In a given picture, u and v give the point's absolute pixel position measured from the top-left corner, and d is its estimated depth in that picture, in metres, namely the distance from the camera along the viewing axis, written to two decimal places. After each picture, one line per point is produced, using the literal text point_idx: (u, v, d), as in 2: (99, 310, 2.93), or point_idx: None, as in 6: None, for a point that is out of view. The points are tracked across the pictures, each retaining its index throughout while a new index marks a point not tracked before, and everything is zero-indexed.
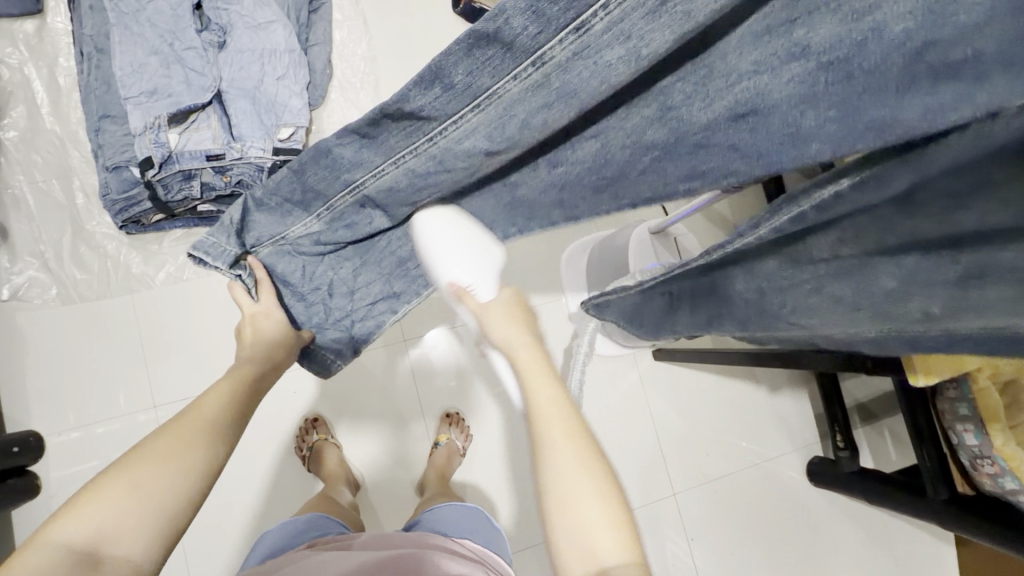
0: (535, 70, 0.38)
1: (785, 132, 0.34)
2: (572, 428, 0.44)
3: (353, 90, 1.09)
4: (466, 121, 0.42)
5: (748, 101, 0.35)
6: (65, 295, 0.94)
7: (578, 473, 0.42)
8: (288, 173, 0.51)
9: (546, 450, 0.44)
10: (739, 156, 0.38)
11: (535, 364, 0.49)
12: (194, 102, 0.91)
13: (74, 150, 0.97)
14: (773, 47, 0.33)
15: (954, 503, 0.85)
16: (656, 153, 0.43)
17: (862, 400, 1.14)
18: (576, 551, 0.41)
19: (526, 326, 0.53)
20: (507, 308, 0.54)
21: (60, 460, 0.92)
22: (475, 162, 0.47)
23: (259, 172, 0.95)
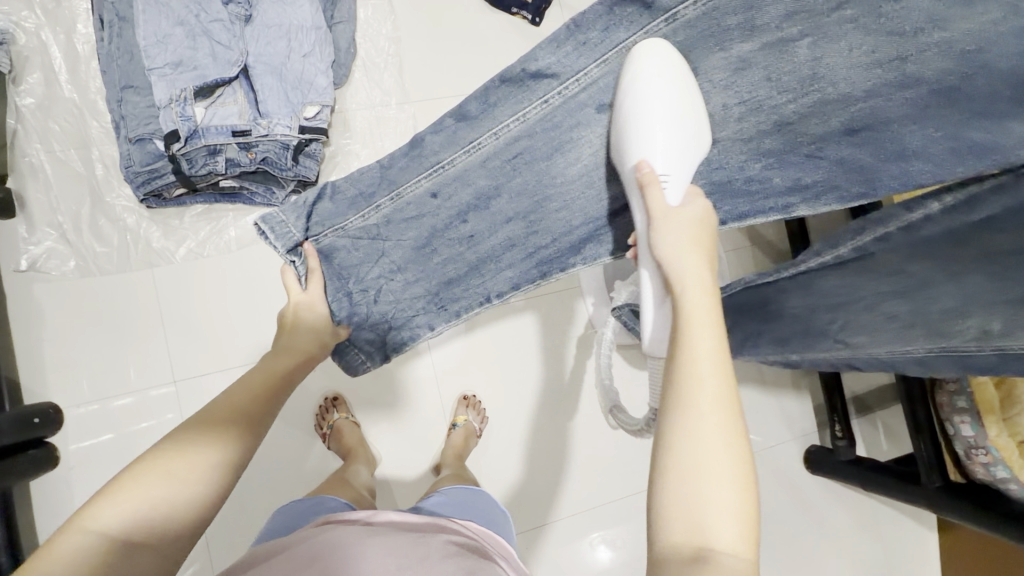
0: (666, 25, 0.57)
1: (892, 150, 0.53)
2: (717, 369, 0.44)
3: (378, 71, 1.08)
4: (592, 73, 0.60)
5: (863, 118, 0.53)
6: (84, 267, 0.93)
7: (715, 424, 0.42)
8: (376, 167, 0.64)
9: (684, 408, 0.43)
10: (842, 168, 0.58)
11: (699, 308, 0.48)
12: (221, 76, 0.90)
13: (93, 121, 0.95)
14: (883, 75, 0.50)
15: (947, 490, 0.90)
16: (769, 160, 0.62)
17: (859, 393, 1.19)
18: (685, 522, 0.40)
19: (707, 261, 0.52)
20: (692, 228, 0.54)
21: (78, 433, 0.92)
22: (586, 117, 0.63)
23: (285, 150, 0.94)
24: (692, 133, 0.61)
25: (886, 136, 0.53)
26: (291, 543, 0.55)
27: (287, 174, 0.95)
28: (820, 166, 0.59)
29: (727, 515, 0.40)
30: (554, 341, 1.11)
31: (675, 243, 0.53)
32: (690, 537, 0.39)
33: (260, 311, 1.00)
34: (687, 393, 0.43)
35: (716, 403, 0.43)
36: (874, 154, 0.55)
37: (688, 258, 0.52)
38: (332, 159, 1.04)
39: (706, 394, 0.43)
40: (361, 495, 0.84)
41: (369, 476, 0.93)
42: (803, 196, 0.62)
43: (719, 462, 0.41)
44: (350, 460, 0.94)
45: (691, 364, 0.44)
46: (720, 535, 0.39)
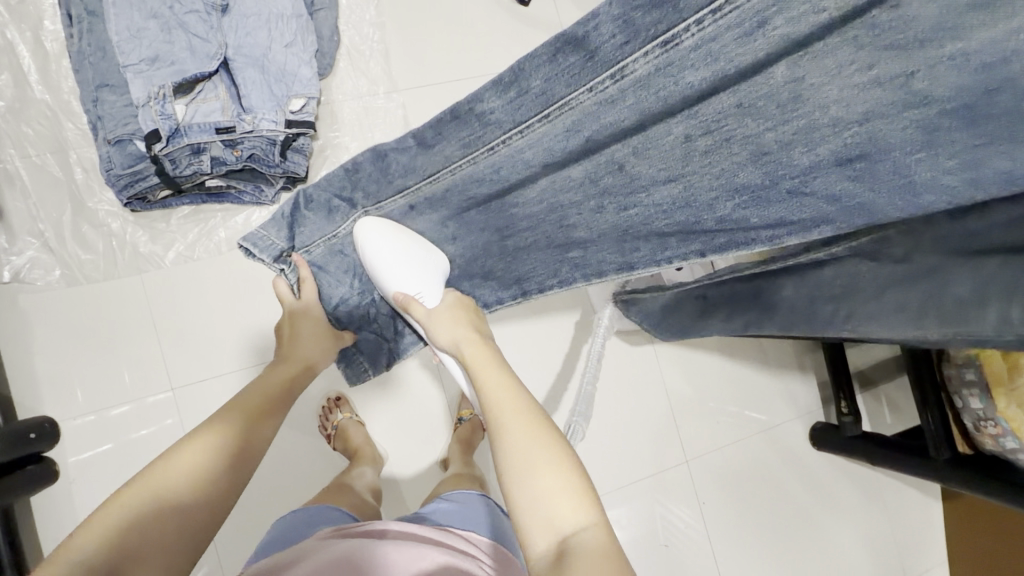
0: (614, 83, 0.42)
1: (895, 184, 0.37)
2: (514, 395, 0.55)
3: (364, 59, 1.04)
4: (533, 129, 0.49)
5: (859, 149, 0.36)
6: (69, 276, 0.90)
7: (525, 438, 0.50)
8: (341, 171, 0.61)
9: (499, 434, 0.52)
10: (838, 206, 0.41)
11: (480, 355, 0.61)
12: (200, 71, 0.86)
13: (69, 123, 0.91)
14: (888, 98, 0.33)
15: (956, 462, 0.90)
16: (742, 198, 0.46)
17: (863, 367, 1.19)
18: (540, 525, 0.46)
19: (469, 324, 0.65)
20: (452, 312, 0.66)
21: (78, 445, 0.90)
22: (535, 171, 0.53)
23: (272, 146, 0.90)
24: (424, 264, 0.65)
25: (889, 170, 0.36)
26: (304, 551, 0.52)
27: (275, 171, 0.92)
28: (806, 204, 0.43)
29: (559, 498, 0.47)
30: (555, 329, 1.10)
31: (448, 330, 0.64)
32: (547, 536, 0.45)
33: (258, 313, 0.97)
34: (495, 422, 0.53)
35: (521, 421, 0.52)
36: (880, 194, 0.38)
37: (459, 335, 0.63)
38: (320, 154, 1.01)
39: (508, 414, 0.53)
40: (362, 501, 0.81)
41: (374, 477, 0.91)
42: (793, 230, 0.46)
43: (538, 463, 0.49)
44: (356, 461, 0.92)
45: (491, 399, 0.55)
46: (559, 517, 0.46)
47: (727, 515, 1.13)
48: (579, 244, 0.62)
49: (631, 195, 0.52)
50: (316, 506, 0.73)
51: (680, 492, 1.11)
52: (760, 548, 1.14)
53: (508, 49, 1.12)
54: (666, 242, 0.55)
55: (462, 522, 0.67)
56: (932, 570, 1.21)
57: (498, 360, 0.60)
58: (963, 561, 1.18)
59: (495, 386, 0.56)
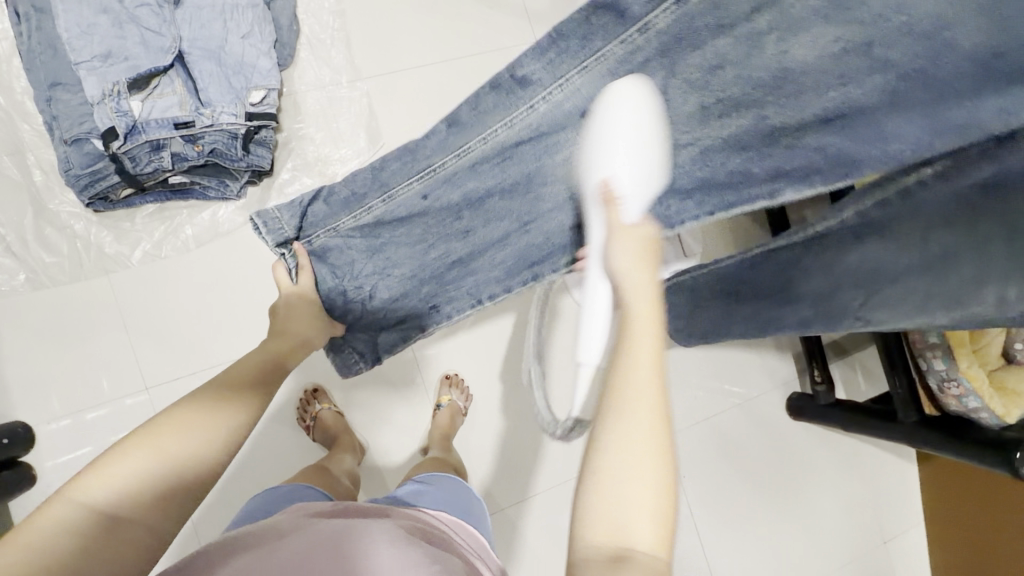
0: (641, 35, 0.52)
1: (872, 132, 0.45)
2: (653, 373, 0.42)
3: (325, 48, 1.03)
4: (573, 83, 0.56)
5: (837, 109, 0.46)
6: (35, 280, 0.90)
7: (642, 431, 0.40)
8: (367, 170, 0.63)
9: (624, 409, 0.40)
10: (822, 154, 0.49)
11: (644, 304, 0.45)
12: (155, 65, 0.85)
13: (24, 124, 0.90)
14: (855, 63, 0.44)
15: (923, 423, 0.93)
16: (748, 154, 0.53)
17: (836, 337, 1.21)
18: (610, 525, 0.38)
19: (652, 268, 0.49)
20: (642, 239, 0.50)
21: (53, 450, 0.89)
22: (574, 128, 0.58)
23: (234, 140, 0.89)
24: (650, 161, 0.53)
25: (867, 126, 0.46)
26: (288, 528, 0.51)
27: (239, 165, 0.91)
28: (799, 155, 0.50)
29: (644, 509, 0.38)
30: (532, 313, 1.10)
31: (628, 259, 0.48)
32: (609, 539, 0.38)
33: (230, 308, 0.97)
34: (623, 394, 0.41)
35: (652, 413, 0.40)
36: (853, 141, 0.47)
37: (636, 268, 0.48)
38: (285, 146, 1.00)
39: (643, 385, 0.41)
40: (340, 485, 0.83)
41: (353, 463, 0.93)
42: (789, 182, 0.51)
43: (637, 468, 0.39)
44: (335, 449, 0.93)
45: (630, 364, 0.42)
46: (637, 534, 0.38)
47: (707, 488, 1.15)
48: None
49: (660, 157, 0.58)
50: (295, 485, 0.75)
51: None
52: (740, 519, 1.16)
53: (471, 33, 1.11)
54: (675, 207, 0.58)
55: (432, 503, 0.68)
56: (909, 530, 1.25)
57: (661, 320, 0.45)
58: (940, 520, 1.21)
59: (647, 343, 0.43)
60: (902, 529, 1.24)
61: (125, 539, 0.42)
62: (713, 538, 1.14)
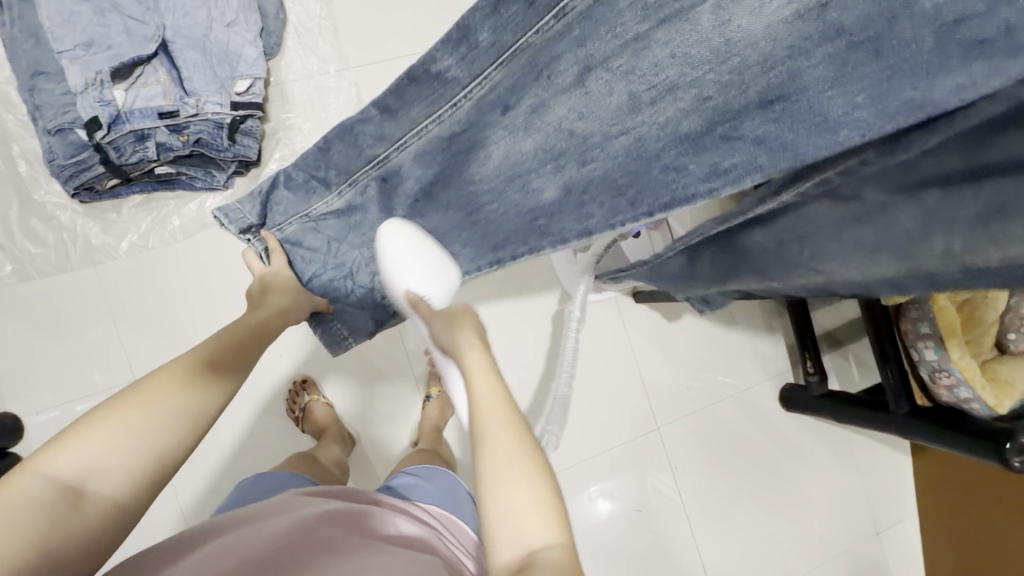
0: (557, 21, 0.43)
1: (815, 119, 0.34)
2: (502, 406, 0.49)
3: (312, 37, 1.02)
4: (489, 79, 0.49)
5: (779, 86, 0.36)
6: (21, 271, 0.89)
7: (507, 452, 0.46)
8: (315, 151, 0.60)
9: (483, 443, 0.47)
10: (764, 149, 0.38)
11: (476, 359, 0.54)
12: (138, 55, 0.84)
13: (8, 114, 0.89)
14: (807, 30, 0.33)
15: (915, 414, 0.92)
16: (683, 147, 0.42)
17: (830, 328, 1.20)
18: (507, 533, 0.43)
19: (473, 329, 0.57)
20: (456, 315, 0.59)
21: (42, 441, 0.89)
22: (497, 122, 0.52)
23: (219, 130, 0.89)
24: (440, 265, 0.61)
25: (807, 108, 0.35)
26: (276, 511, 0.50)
27: (225, 155, 0.90)
28: (737, 148, 0.39)
29: (527, 510, 0.44)
30: (522, 304, 1.09)
31: (451, 334, 0.57)
32: (511, 546, 0.43)
33: (218, 298, 0.96)
34: (481, 432, 0.48)
35: (507, 434, 0.48)
36: (801, 134, 0.35)
37: (462, 338, 0.56)
38: (273, 136, 0.99)
39: (495, 422, 0.48)
40: (330, 476, 0.83)
41: (342, 452, 0.93)
42: (726, 181, 0.40)
43: (513, 476, 0.45)
44: (323, 440, 0.93)
45: (479, 409, 0.49)
46: (530, 531, 0.43)
47: (699, 479, 1.15)
48: (546, 210, 0.54)
49: (587, 150, 0.49)
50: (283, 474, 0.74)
51: (652, 459, 1.13)
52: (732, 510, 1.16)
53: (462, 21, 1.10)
54: (618, 206, 0.49)
55: (416, 496, 0.67)
56: (902, 521, 1.25)
57: (492, 365, 0.54)
58: (932, 511, 1.21)
59: (488, 386, 0.51)
60: (896, 520, 1.24)
61: (94, 512, 0.41)
62: (707, 530, 1.14)
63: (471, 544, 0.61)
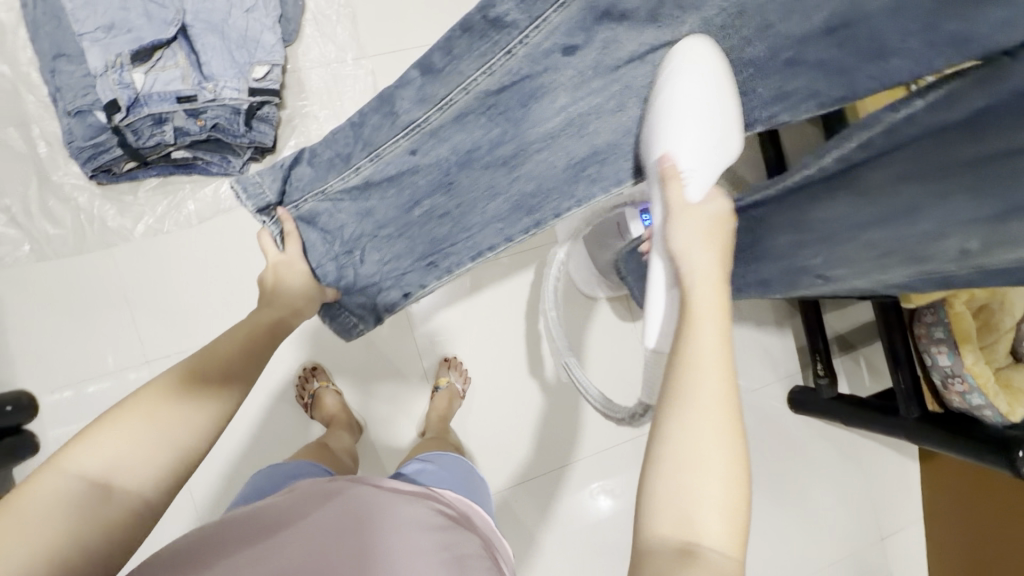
0: None
1: (869, 48, 0.44)
2: (721, 361, 0.41)
3: (330, 25, 1.02)
4: (548, 22, 0.49)
5: (840, 17, 0.44)
6: (39, 251, 0.91)
7: (712, 422, 0.39)
8: (347, 127, 0.59)
9: (688, 400, 0.39)
10: (822, 73, 0.49)
11: (707, 292, 0.45)
12: (158, 38, 0.84)
13: (28, 95, 0.89)
14: None
15: (925, 420, 0.92)
16: (750, 71, 0.55)
17: (841, 331, 1.19)
18: (674, 515, 0.37)
19: (720, 252, 0.49)
20: (708, 226, 0.51)
21: (56, 419, 0.90)
22: (554, 66, 0.53)
23: (236, 115, 0.89)
24: (716, 135, 0.56)
25: (864, 37, 0.44)
26: (310, 508, 0.49)
27: (241, 141, 0.91)
28: (797, 74, 0.51)
29: (712, 509, 0.37)
30: (531, 298, 1.09)
31: (689, 238, 0.49)
32: (677, 532, 0.37)
33: (231, 283, 0.97)
34: (688, 384, 0.40)
35: (719, 402, 0.40)
36: (846, 56, 0.46)
37: (702, 252, 0.48)
38: (289, 123, 0.99)
39: (709, 384, 0.40)
40: (343, 464, 0.83)
41: (352, 441, 0.94)
42: (784, 106, 0.55)
43: (707, 456, 0.38)
44: (331, 427, 0.94)
45: (694, 353, 0.41)
46: (705, 528, 0.37)
47: None
48: (601, 154, 0.64)
49: (649, 86, 0.58)
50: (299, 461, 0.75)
51: None
52: None
53: None
54: None
55: (427, 482, 0.67)
56: (907, 526, 1.24)
57: (728, 308, 0.44)
58: (939, 517, 1.20)
59: (712, 332, 0.42)
60: (901, 525, 1.24)
61: (119, 511, 0.41)
62: None
63: (488, 528, 0.61)
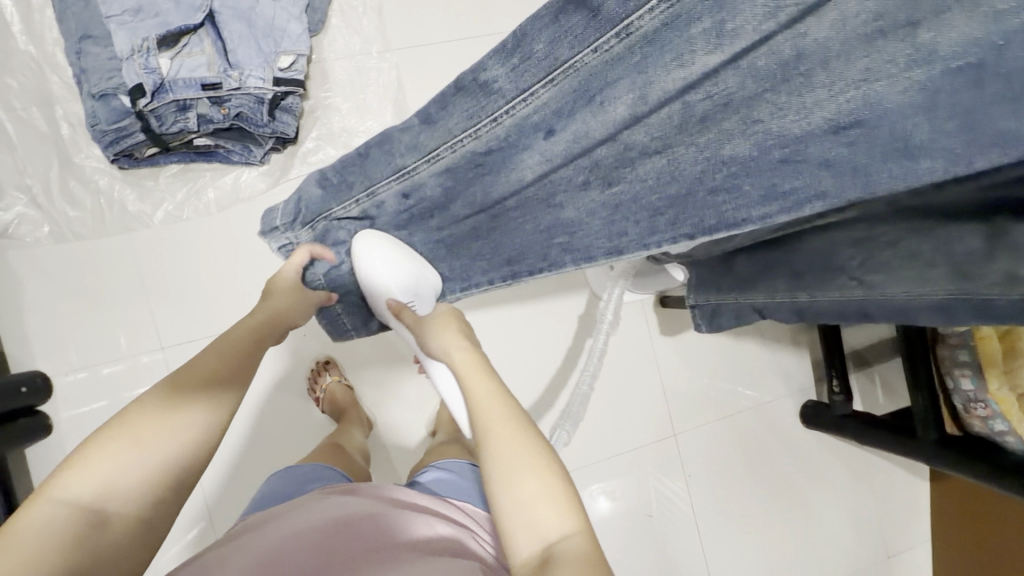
0: (619, 41, 0.36)
1: (891, 145, 0.33)
2: (502, 408, 0.52)
3: (356, 16, 1.00)
4: (536, 96, 0.43)
5: (853, 113, 0.33)
6: (58, 232, 0.90)
7: (517, 450, 0.48)
8: (355, 155, 0.56)
9: (489, 443, 0.49)
10: (830, 172, 0.36)
11: (471, 366, 0.58)
12: (185, 24, 0.84)
13: (54, 76, 0.89)
14: (892, 54, 0.29)
15: (943, 443, 0.90)
16: (732, 169, 0.41)
17: (858, 347, 1.18)
18: (521, 527, 0.44)
19: (462, 335, 0.64)
20: (444, 320, 0.66)
21: (70, 400, 0.91)
22: (535, 143, 0.46)
23: (260, 104, 0.88)
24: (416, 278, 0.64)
25: (886, 133, 0.32)
26: (277, 513, 0.53)
27: (264, 131, 0.90)
28: (798, 171, 0.38)
29: (546, 510, 0.44)
30: (548, 300, 1.08)
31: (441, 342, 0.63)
32: (529, 538, 0.43)
33: (247, 273, 0.97)
34: (487, 433, 0.50)
35: (508, 431, 0.49)
36: (865, 155, 0.34)
37: (452, 343, 0.62)
38: (311, 114, 0.98)
39: (499, 426, 0.50)
40: (356, 465, 0.83)
41: (364, 440, 0.93)
42: (785, 206, 0.40)
43: (523, 470, 0.46)
44: (344, 423, 0.93)
45: (481, 412, 0.52)
46: (544, 524, 0.43)
47: (714, 489, 1.14)
48: (566, 228, 0.54)
49: (618, 169, 0.46)
50: (317, 464, 0.75)
51: (668, 465, 1.12)
52: (743, 523, 1.15)
53: (507, 11, 1.08)
54: (655, 224, 0.48)
55: (443, 491, 0.66)
56: (915, 547, 1.23)
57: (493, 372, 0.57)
58: (948, 540, 1.19)
59: (487, 390, 0.54)
60: (909, 545, 1.22)
61: (115, 534, 0.41)
62: (717, 543, 1.13)
63: None
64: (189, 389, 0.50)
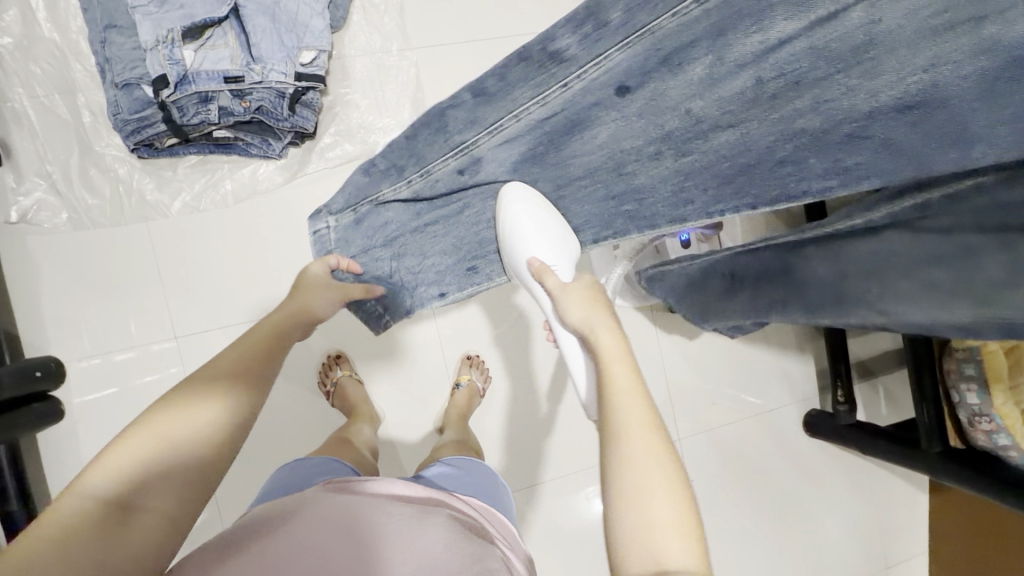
0: (697, 5, 0.42)
1: (945, 131, 0.36)
2: (641, 397, 0.49)
3: (377, 14, 1.01)
4: (609, 60, 0.47)
5: (918, 95, 0.36)
6: (76, 219, 0.91)
7: (646, 455, 0.45)
8: (401, 138, 0.59)
9: (620, 437, 0.46)
10: (891, 156, 0.40)
11: (614, 346, 0.53)
12: (210, 16, 0.84)
13: (76, 64, 0.90)
14: (955, 43, 0.33)
15: (946, 455, 0.91)
16: (803, 140, 0.44)
17: (863, 357, 1.19)
18: (638, 551, 0.41)
19: (605, 312, 0.57)
20: (587, 291, 0.60)
21: (83, 386, 0.91)
22: (606, 103, 0.51)
23: (280, 99, 0.89)
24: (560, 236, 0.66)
25: (945, 119, 0.36)
26: (310, 509, 0.51)
27: (283, 125, 0.91)
28: (862, 147, 0.42)
29: (665, 531, 0.42)
30: None
31: (579, 310, 0.57)
32: (646, 559, 0.41)
33: (259, 265, 0.97)
34: (618, 425, 0.47)
35: (644, 429, 0.46)
36: (919, 139, 0.38)
37: (593, 318, 0.56)
38: (330, 110, 0.99)
39: (634, 415, 0.47)
40: (363, 458, 0.83)
41: (372, 434, 0.94)
42: (844, 180, 0.44)
43: (649, 486, 0.44)
44: (353, 418, 0.94)
45: (617, 394, 0.49)
46: (666, 551, 0.41)
47: (716, 494, 1.15)
48: (639, 191, 0.58)
49: (689, 140, 0.50)
50: (327, 458, 0.75)
51: None
52: (743, 529, 1.16)
53: (527, 13, 1.08)
54: (723, 192, 0.53)
55: (451, 488, 0.67)
56: (912, 557, 1.24)
57: (632, 356, 0.53)
58: (947, 552, 1.20)
59: (623, 372, 0.51)
60: (907, 555, 1.24)
61: (139, 529, 0.41)
62: (716, 548, 1.14)
63: (511, 537, 0.62)
64: (206, 387, 0.50)
